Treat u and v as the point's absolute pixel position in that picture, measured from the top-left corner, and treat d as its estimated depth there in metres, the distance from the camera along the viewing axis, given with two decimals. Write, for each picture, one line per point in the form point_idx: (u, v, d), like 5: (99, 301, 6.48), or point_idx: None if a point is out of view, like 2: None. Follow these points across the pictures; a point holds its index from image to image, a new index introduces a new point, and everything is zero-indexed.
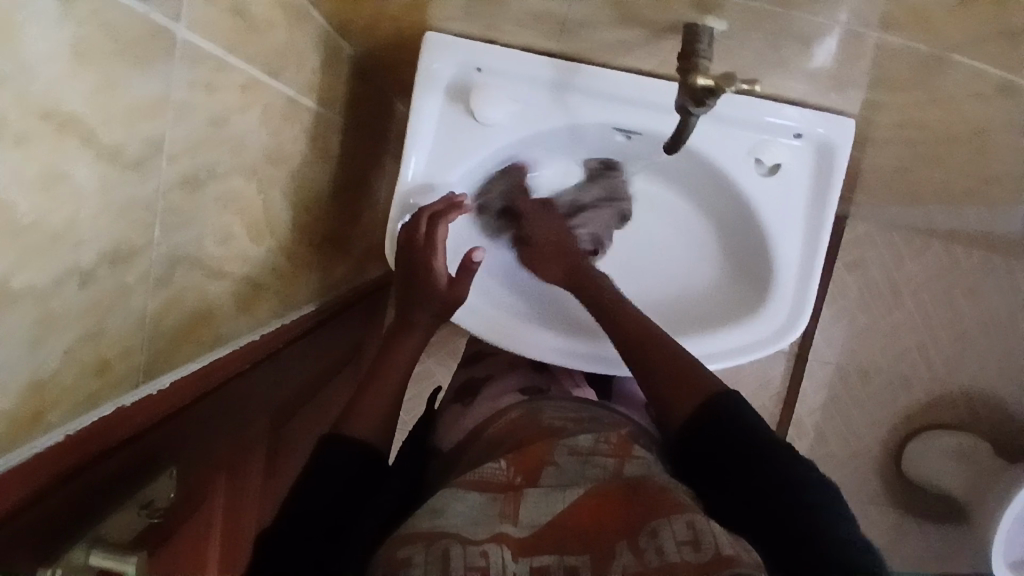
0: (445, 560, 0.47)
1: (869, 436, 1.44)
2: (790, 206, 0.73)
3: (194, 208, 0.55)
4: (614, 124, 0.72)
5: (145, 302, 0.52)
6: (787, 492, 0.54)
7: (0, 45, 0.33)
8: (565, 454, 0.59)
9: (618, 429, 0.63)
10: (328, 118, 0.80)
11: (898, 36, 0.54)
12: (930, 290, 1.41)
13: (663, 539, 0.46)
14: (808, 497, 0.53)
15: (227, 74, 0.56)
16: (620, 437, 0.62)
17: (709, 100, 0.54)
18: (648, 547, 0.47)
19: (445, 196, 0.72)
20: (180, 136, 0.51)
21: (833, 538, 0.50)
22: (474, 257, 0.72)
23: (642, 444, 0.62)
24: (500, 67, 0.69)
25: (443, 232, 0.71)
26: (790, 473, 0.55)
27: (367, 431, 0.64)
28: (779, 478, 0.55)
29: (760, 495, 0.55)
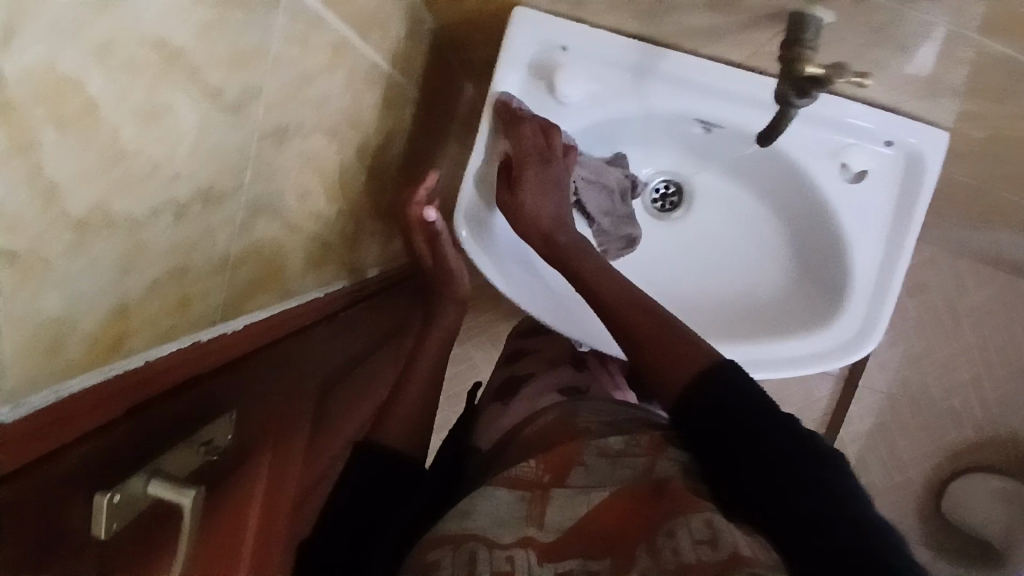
0: (471, 564, 0.52)
1: (913, 468, 1.39)
2: (871, 216, 0.70)
3: (279, 159, 0.56)
4: (695, 114, 0.71)
5: (227, 246, 0.53)
6: (803, 470, 0.50)
7: None
8: (593, 456, 0.59)
9: (651, 432, 0.61)
10: (404, 90, 0.81)
11: (1013, 41, 0.51)
12: (993, 324, 1.35)
13: (680, 540, 0.49)
14: (823, 476, 0.50)
15: (320, 31, 0.57)
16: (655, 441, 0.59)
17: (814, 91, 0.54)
18: (665, 547, 0.50)
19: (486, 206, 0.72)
20: (275, 86, 0.52)
21: (850, 517, 0.47)
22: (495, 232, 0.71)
23: (678, 447, 0.60)
24: (586, 47, 0.68)
25: None
26: (803, 450, 0.52)
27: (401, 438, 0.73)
28: (787, 451, 0.51)
29: (770, 470, 0.51)
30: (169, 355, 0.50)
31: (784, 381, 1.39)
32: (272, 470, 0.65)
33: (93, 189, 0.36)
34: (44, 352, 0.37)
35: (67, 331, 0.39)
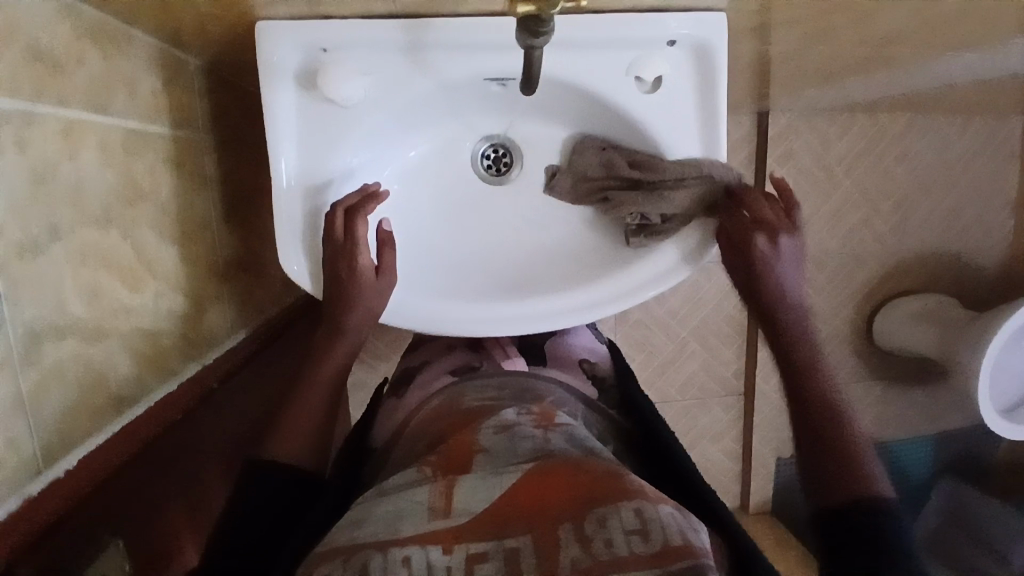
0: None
1: (836, 319, 1.45)
2: (680, 118, 0.70)
3: (40, 276, 0.50)
4: (483, 74, 0.68)
5: (17, 387, 0.47)
6: None
7: None
8: (492, 432, 0.55)
9: (539, 403, 0.62)
10: (189, 141, 0.75)
11: None
12: (863, 165, 1.40)
13: (612, 530, 0.40)
14: None
15: (41, 123, 0.50)
16: (542, 412, 0.59)
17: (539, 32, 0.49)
18: (595, 536, 0.40)
19: (360, 188, 0.71)
20: (2, 205, 0.46)
21: None
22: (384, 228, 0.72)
23: (565, 412, 0.62)
24: (346, 43, 0.64)
25: (363, 221, 0.68)
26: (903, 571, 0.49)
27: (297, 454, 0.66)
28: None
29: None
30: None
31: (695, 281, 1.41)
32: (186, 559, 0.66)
33: None
34: None
35: None
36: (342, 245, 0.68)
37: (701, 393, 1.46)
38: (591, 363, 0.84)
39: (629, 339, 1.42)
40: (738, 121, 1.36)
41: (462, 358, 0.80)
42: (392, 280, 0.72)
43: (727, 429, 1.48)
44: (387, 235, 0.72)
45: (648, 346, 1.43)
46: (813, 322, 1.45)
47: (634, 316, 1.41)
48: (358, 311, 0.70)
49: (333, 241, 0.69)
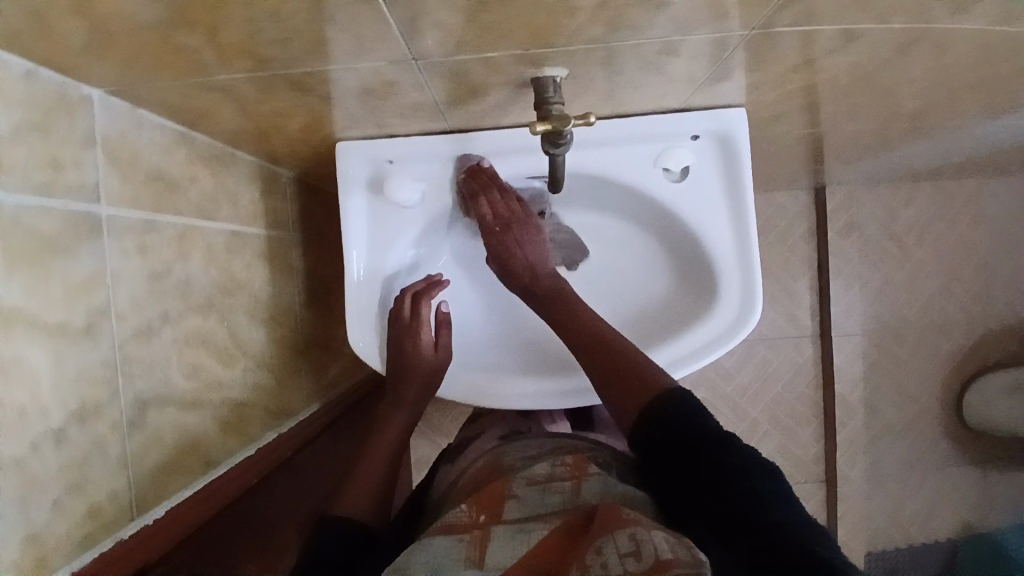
0: None
1: (922, 394, 1.37)
2: (709, 200, 0.75)
3: (153, 355, 0.61)
4: (525, 173, 0.77)
5: (123, 447, 0.58)
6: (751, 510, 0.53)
7: None
8: (525, 486, 0.61)
9: (572, 453, 0.67)
10: (281, 239, 0.88)
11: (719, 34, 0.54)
12: (935, 232, 1.36)
13: (607, 555, 0.46)
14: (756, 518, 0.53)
15: (159, 232, 0.63)
16: (576, 462, 0.64)
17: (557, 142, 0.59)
18: (594, 565, 0.46)
19: (425, 277, 0.82)
20: (124, 298, 0.58)
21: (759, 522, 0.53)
22: (443, 310, 0.82)
23: (599, 461, 0.66)
24: (406, 156, 0.76)
25: (426, 305, 0.79)
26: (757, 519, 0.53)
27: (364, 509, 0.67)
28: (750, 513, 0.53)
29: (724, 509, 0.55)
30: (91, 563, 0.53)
31: (762, 357, 1.39)
32: None
33: None
34: None
35: None
36: (408, 321, 0.78)
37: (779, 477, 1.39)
38: None
39: None
40: (795, 195, 1.37)
41: (513, 423, 0.86)
42: (447, 358, 0.80)
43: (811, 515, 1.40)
44: (445, 316, 0.82)
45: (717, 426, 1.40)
46: (898, 399, 1.37)
47: (700, 395, 1.39)
48: (417, 380, 0.77)
49: (400, 320, 0.78)
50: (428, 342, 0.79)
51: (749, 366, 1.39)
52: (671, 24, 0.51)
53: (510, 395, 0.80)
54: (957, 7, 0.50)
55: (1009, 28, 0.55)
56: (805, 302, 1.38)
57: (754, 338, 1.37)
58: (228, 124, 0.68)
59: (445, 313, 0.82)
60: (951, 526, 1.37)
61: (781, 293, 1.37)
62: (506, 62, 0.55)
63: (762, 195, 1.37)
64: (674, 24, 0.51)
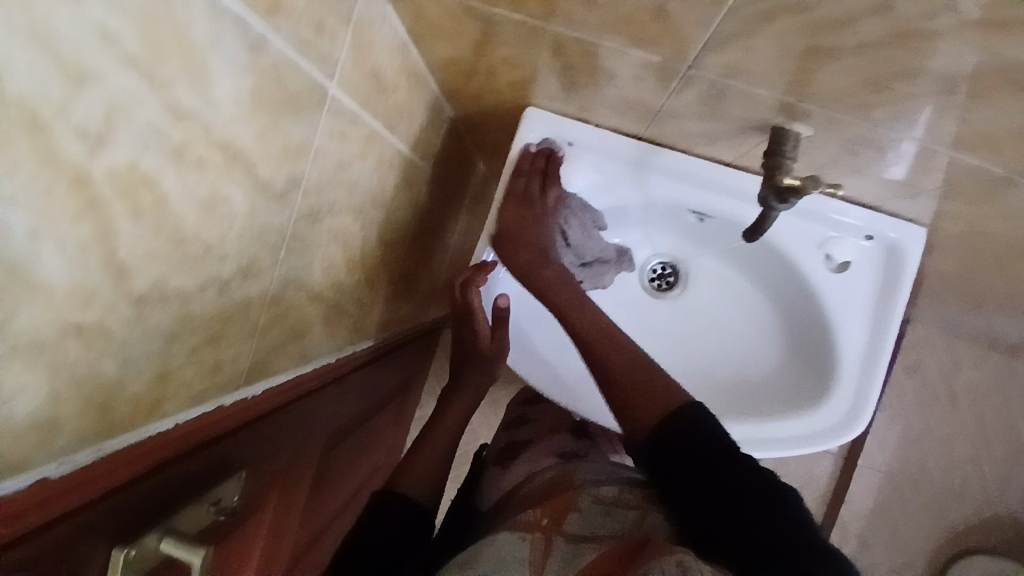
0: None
1: (916, 550, 1.38)
2: (855, 302, 0.74)
3: (310, 237, 0.61)
4: (689, 205, 0.78)
5: (258, 314, 0.58)
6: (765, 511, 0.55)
7: (198, 82, 0.40)
8: (592, 500, 0.65)
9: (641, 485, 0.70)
10: (423, 171, 0.88)
11: (968, 156, 0.54)
12: (989, 404, 1.37)
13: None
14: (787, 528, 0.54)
15: (357, 125, 0.63)
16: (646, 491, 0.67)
17: (791, 199, 0.59)
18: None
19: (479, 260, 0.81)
20: (313, 176, 0.58)
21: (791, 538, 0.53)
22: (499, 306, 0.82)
23: None
24: (590, 144, 0.77)
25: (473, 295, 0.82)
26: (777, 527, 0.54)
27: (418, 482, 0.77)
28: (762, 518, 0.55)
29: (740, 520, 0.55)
30: (193, 419, 0.53)
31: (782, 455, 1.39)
32: (271, 523, 0.70)
33: (153, 269, 0.42)
34: (94, 414, 0.41)
35: (117, 393, 0.43)
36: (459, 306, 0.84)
37: None
38: None
39: None
40: None
41: (570, 445, 0.88)
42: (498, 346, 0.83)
43: None
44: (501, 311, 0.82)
45: None
46: (892, 544, 1.38)
47: None
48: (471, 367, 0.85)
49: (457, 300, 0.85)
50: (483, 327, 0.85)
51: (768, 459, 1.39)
52: (945, 125, 0.51)
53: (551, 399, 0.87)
54: None
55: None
56: None
57: None
58: (452, 50, 0.68)
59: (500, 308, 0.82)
60: None
61: None
62: (765, 101, 0.56)
63: None
64: (949, 126, 0.51)
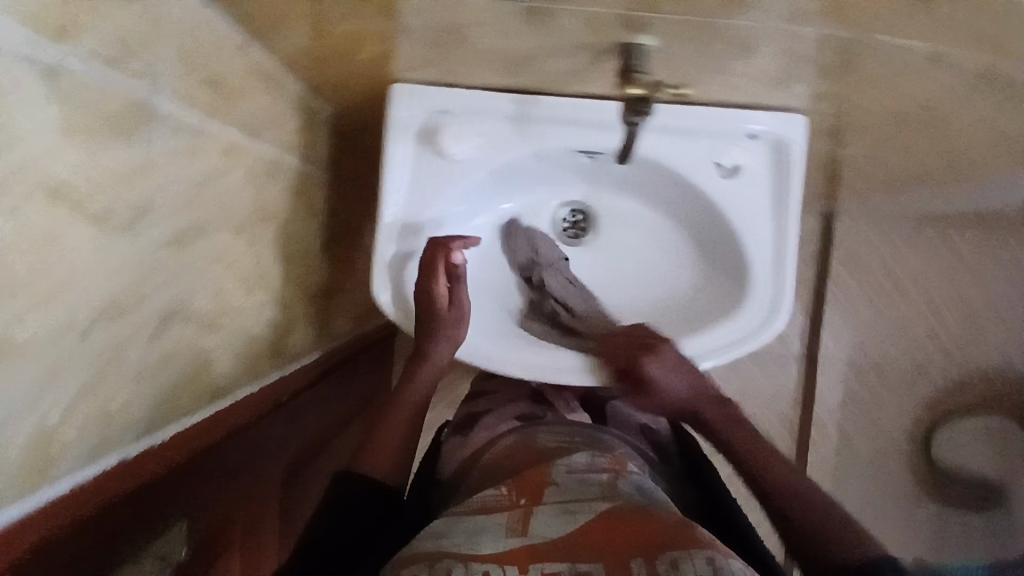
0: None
1: (895, 431, 1.42)
2: (755, 202, 0.75)
3: (183, 264, 0.59)
4: (578, 147, 0.76)
5: (141, 354, 0.55)
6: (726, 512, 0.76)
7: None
8: (564, 472, 0.61)
9: (611, 452, 0.68)
10: (313, 175, 0.86)
11: (815, 27, 0.53)
12: (931, 277, 1.40)
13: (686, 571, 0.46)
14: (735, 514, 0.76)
15: (209, 138, 0.61)
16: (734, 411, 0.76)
17: (645, 111, 0.61)
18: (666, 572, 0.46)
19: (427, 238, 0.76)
20: (166, 200, 0.56)
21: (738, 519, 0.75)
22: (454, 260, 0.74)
23: (635, 465, 0.68)
24: (464, 109, 0.74)
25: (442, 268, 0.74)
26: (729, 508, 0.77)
27: (384, 467, 0.70)
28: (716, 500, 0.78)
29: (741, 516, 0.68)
30: (96, 476, 0.52)
31: None
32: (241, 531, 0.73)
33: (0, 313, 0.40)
34: None
35: None
36: (426, 264, 0.74)
37: None
38: (653, 430, 0.89)
39: None
40: (805, 220, 1.40)
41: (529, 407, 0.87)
42: (461, 314, 0.75)
43: None
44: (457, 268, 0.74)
45: None
46: (870, 430, 1.41)
47: None
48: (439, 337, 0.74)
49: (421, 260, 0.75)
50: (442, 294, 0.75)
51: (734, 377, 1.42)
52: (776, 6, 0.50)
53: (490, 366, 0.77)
54: None
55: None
56: None
57: None
58: (293, 42, 0.65)
59: (455, 265, 0.74)
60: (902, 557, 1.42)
61: None
62: (606, 21, 0.54)
63: None
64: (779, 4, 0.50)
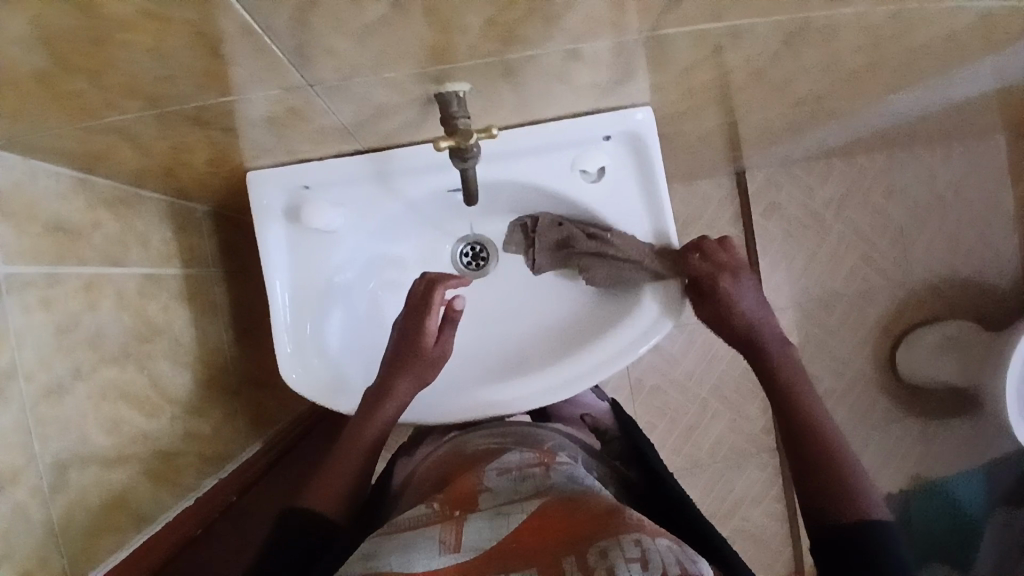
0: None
1: (857, 360, 1.44)
2: (626, 198, 0.78)
3: (67, 413, 0.58)
4: (445, 188, 0.77)
5: (45, 513, 0.55)
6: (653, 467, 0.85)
7: None
8: (496, 476, 0.67)
9: (541, 446, 0.75)
10: (201, 276, 0.86)
11: (596, 39, 0.53)
12: (851, 207, 1.43)
13: (614, 556, 0.50)
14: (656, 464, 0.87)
15: (64, 284, 0.61)
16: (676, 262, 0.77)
17: (465, 154, 0.62)
18: (595, 561, 0.50)
19: (421, 276, 0.80)
20: (29, 358, 0.55)
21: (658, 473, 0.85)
22: (455, 306, 0.77)
23: (565, 454, 0.75)
24: (324, 180, 0.75)
25: (436, 295, 0.77)
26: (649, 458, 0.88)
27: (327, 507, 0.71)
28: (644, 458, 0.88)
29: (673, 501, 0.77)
30: None
31: (703, 341, 1.42)
32: None
33: None
34: None
35: None
36: (418, 303, 0.77)
37: (733, 455, 1.43)
38: (588, 418, 0.97)
39: (649, 406, 1.43)
40: (718, 185, 1.42)
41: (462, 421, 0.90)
42: (442, 356, 0.78)
43: (766, 488, 1.44)
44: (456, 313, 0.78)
45: (668, 412, 1.43)
46: (833, 365, 1.44)
47: (648, 382, 1.43)
48: (410, 372, 0.76)
49: (411, 298, 0.79)
50: (430, 332, 0.78)
51: (691, 351, 1.42)
52: (559, 35, 0.51)
53: (437, 408, 0.81)
54: None
55: (889, 10, 0.57)
56: None
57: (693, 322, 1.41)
58: (130, 165, 0.65)
59: (456, 309, 0.78)
60: (901, 481, 1.43)
61: None
62: (407, 81, 0.55)
63: (688, 185, 1.42)
64: (562, 34, 0.51)
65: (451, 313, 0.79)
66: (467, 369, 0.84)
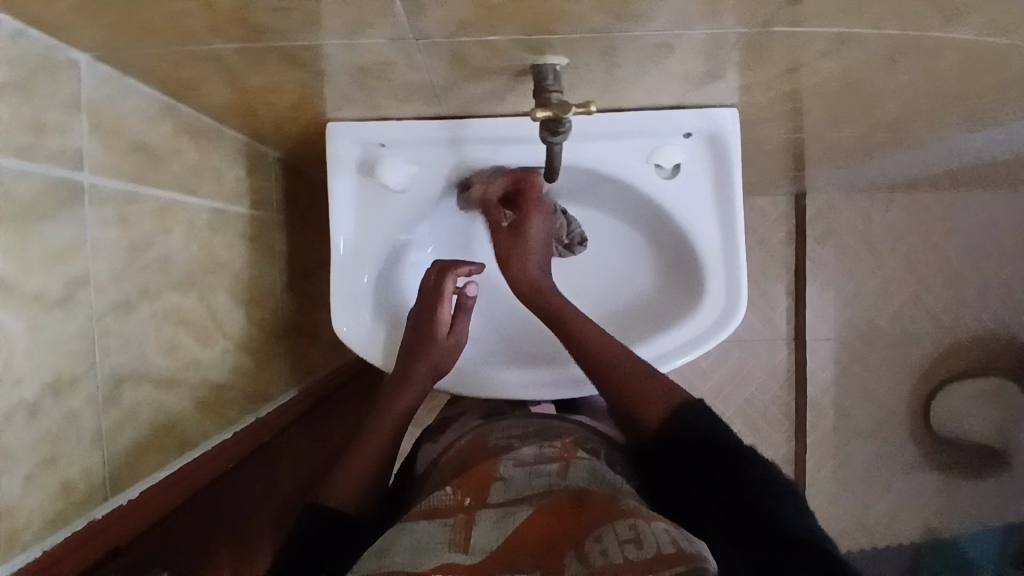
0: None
1: (891, 400, 1.41)
2: (697, 198, 0.77)
3: (128, 329, 0.59)
4: (516, 163, 0.77)
5: (96, 422, 0.56)
6: None
7: None
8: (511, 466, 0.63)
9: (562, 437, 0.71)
10: (263, 219, 0.86)
11: (704, 27, 0.52)
12: (908, 244, 1.39)
13: (607, 543, 0.48)
14: None
15: (140, 204, 0.62)
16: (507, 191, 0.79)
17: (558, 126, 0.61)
18: (592, 551, 0.48)
19: (433, 264, 0.80)
20: (101, 270, 0.56)
21: None
22: (469, 293, 0.79)
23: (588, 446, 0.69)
24: (398, 138, 0.75)
25: (449, 279, 0.78)
26: None
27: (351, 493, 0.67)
28: None
29: None
30: (82, 529, 0.53)
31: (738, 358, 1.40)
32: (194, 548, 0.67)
33: None
34: None
35: None
36: (430, 291, 0.78)
37: None
38: None
39: None
40: (775, 203, 1.40)
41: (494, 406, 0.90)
42: (457, 344, 0.79)
43: None
44: (469, 301, 0.79)
45: None
46: (866, 402, 1.41)
47: None
48: (431, 357, 0.76)
49: (424, 287, 0.79)
50: (444, 321, 0.78)
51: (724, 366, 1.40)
52: (669, 17, 0.50)
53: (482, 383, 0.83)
54: (951, 17, 0.49)
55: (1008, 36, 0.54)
56: (781, 306, 1.40)
57: (731, 338, 1.39)
58: (217, 97, 0.66)
59: (470, 296, 0.79)
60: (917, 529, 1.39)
61: (758, 294, 1.39)
62: (507, 46, 0.54)
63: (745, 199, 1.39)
64: (673, 16, 0.50)
65: (464, 302, 0.80)
66: (513, 351, 0.86)
